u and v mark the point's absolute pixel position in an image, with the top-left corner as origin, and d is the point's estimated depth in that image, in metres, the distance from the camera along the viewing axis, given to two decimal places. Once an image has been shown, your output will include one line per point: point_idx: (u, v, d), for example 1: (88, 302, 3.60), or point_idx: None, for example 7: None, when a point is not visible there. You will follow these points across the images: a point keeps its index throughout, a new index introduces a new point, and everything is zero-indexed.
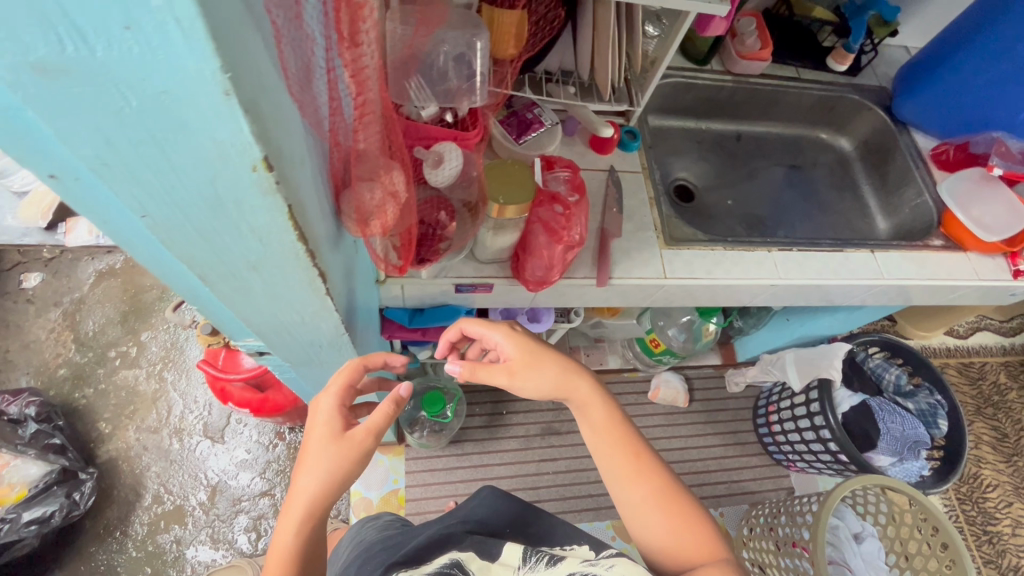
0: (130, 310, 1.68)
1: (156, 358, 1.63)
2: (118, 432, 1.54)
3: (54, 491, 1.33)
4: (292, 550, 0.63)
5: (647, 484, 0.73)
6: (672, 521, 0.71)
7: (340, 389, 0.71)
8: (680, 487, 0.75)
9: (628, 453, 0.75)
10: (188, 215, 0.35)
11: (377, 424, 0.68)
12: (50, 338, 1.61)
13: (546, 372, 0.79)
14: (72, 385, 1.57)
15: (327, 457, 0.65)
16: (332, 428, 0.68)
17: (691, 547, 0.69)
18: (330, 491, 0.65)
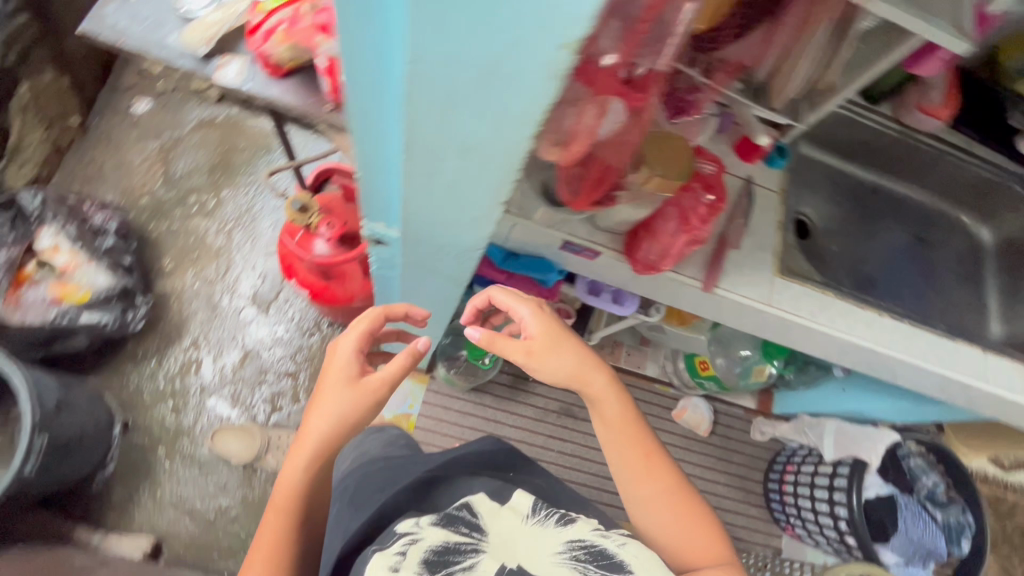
0: (220, 164, 1.72)
1: (229, 216, 1.68)
2: (178, 272, 1.61)
3: (113, 303, 1.40)
4: (299, 482, 0.75)
5: (655, 484, 0.81)
6: (677, 521, 0.79)
7: (358, 337, 0.81)
8: (688, 490, 0.82)
9: (639, 451, 0.82)
10: (457, 69, 0.36)
11: (389, 375, 0.79)
12: (142, 166, 1.67)
13: (567, 363, 0.83)
14: (150, 216, 1.64)
15: (342, 403, 0.76)
16: (347, 372, 0.79)
17: (695, 547, 0.77)
18: (339, 430, 0.77)
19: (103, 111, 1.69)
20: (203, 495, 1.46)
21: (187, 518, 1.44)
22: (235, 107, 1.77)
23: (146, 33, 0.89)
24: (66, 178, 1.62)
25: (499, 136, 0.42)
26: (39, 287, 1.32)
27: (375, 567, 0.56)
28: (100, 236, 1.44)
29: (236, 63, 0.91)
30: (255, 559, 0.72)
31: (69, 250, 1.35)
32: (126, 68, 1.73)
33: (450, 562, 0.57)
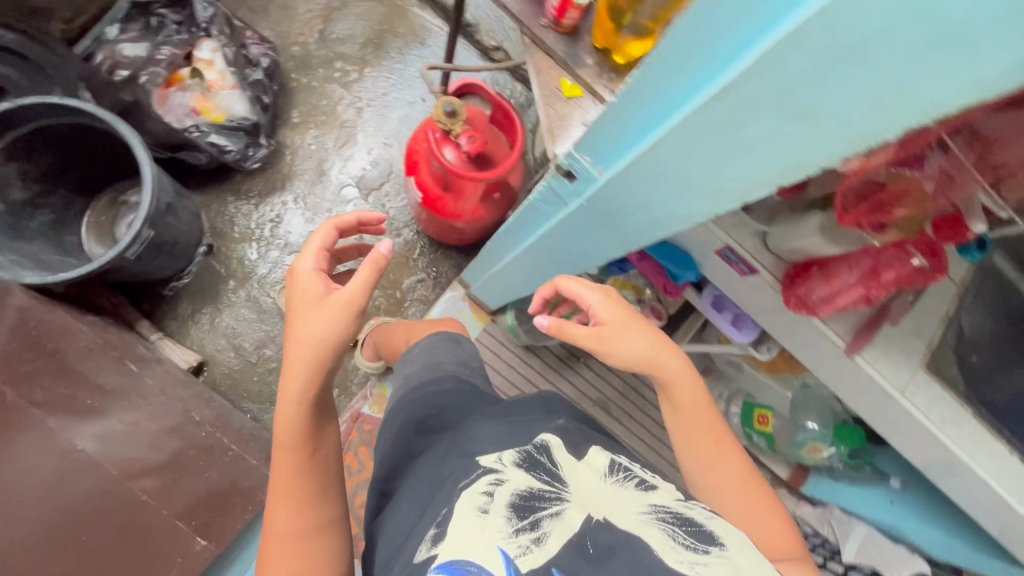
0: (374, 39, 1.71)
1: (365, 93, 1.68)
2: (301, 128, 1.64)
3: (239, 134, 1.42)
4: (299, 407, 0.68)
5: (735, 473, 0.76)
6: (761, 514, 0.74)
7: (315, 253, 0.74)
8: (762, 480, 0.77)
9: (710, 441, 0.77)
10: (825, 70, 0.29)
11: (362, 286, 0.69)
12: (305, 16, 1.67)
13: (637, 344, 0.75)
14: (295, 65, 1.66)
15: (316, 317, 0.68)
16: (314, 290, 0.70)
17: (782, 542, 0.72)
18: (323, 346, 0.67)
19: None
20: (254, 338, 1.53)
21: (233, 352, 1.52)
22: None
23: None
24: (236, 1, 1.64)
25: (833, 128, 0.31)
26: (183, 95, 1.38)
27: (465, 505, 0.56)
28: (251, 68, 1.46)
29: None
30: (277, 493, 0.68)
31: (220, 69, 1.41)
32: None
33: (536, 507, 0.55)
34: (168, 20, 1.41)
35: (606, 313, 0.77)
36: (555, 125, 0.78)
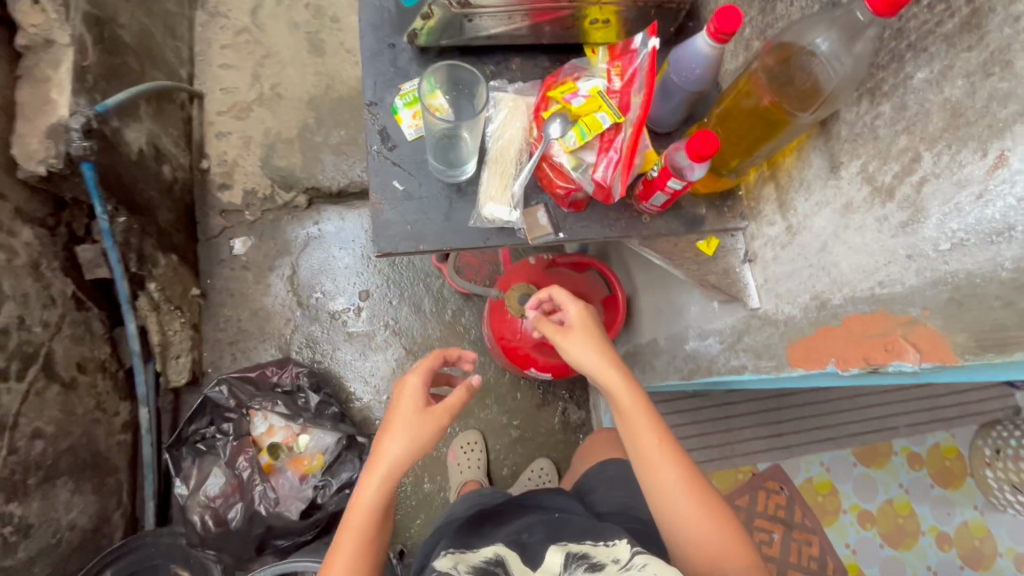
0: (347, 269, 1.60)
1: (382, 317, 1.58)
2: (365, 392, 1.53)
3: (347, 457, 1.31)
4: (374, 501, 0.74)
5: (652, 446, 0.72)
6: (671, 489, 0.71)
7: (426, 371, 0.84)
8: (703, 478, 0.72)
9: (645, 431, 0.73)
10: None
11: (451, 405, 0.80)
12: (278, 305, 1.56)
13: (588, 352, 0.78)
14: (310, 350, 1.55)
15: (412, 427, 0.76)
16: (416, 402, 0.80)
17: (673, 510, 0.70)
18: (408, 457, 0.76)
19: (211, 267, 1.56)
20: None
21: None
22: (330, 204, 1.62)
23: (436, 225, 0.67)
24: (215, 350, 1.52)
25: None
26: (284, 472, 1.28)
27: None
28: (300, 396, 1.37)
29: (538, 216, 0.69)
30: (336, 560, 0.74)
31: (283, 426, 1.31)
32: (207, 213, 1.56)
33: None
34: (209, 433, 1.30)
35: (581, 322, 0.81)
36: (722, 283, 0.74)
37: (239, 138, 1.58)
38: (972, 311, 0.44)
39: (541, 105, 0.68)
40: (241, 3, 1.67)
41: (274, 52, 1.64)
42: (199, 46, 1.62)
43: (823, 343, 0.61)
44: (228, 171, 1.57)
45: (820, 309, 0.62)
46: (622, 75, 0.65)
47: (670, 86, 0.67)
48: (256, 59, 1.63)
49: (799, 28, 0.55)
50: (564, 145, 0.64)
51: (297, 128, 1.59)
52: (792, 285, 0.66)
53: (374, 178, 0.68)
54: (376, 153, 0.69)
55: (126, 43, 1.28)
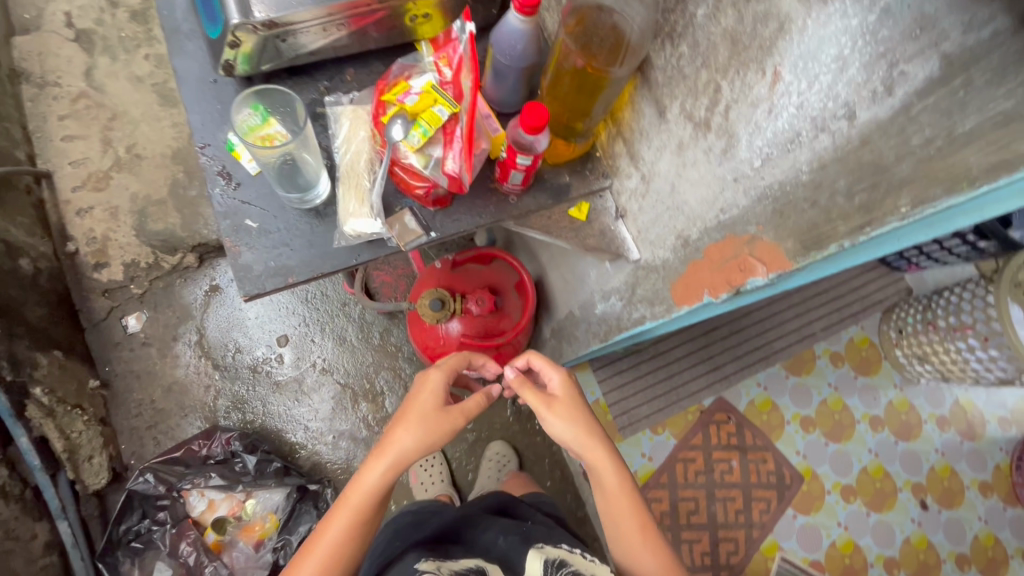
0: (258, 319, 1.52)
1: (307, 358, 1.52)
2: (307, 439, 1.47)
3: (302, 508, 1.26)
4: (373, 485, 0.74)
5: (633, 530, 0.76)
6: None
7: (448, 369, 0.84)
8: (681, 568, 0.76)
9: (628, 510, 0.77)
10: None
11: (469, 411, 0.80)
12: (193, 375, 1.47)
13: (572, 426, 0.77)
14: (240, 412, 1.47)
15: (428, 423, 0.75)
16: (434, 402, 0.79)
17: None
18: (418, 452, 0.75)
19: (107, 353, 1.44)
20: None
21: None
22: (223, 256, 1.53)
23: (303, 256, 0.65)
24: (134, 439, 1.41)
25: None
26: (236, 544, 1.22)
27: None
28: (237, 461, 1.28)
29: (405, 221, 0.67)
30: (330, 527, 0.74)
31: (224, 497, 1.23)
32: (87, 298, 1.44)
33: None
34: (144, 528, 1.20)
35: (561, 393, 0.80)
36: (602, 243, 0.77)
37: (104, 211, 1.46)
38: (792, 218, 0.47)
39: (378, 110, 0.67)
40: (72, 68, 1.55)
41: (121, 112, 1.53)
42: (33, 123, 1.49)
43: (695, 278, 0.64)
44: (99, 248, 1.44)
45: (685, 247, 0.65)
46: (449, 65, 0.65)
47: (499, 68, 0.67)
48: (102, 123, 1.51)
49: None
50: (409, 144, 0.63)
51: (167, 186, 1.50)
52: (660, 230, 0.69)
53: (224, 223, 0.65)
54: (219, 196, 0.66)
55: None
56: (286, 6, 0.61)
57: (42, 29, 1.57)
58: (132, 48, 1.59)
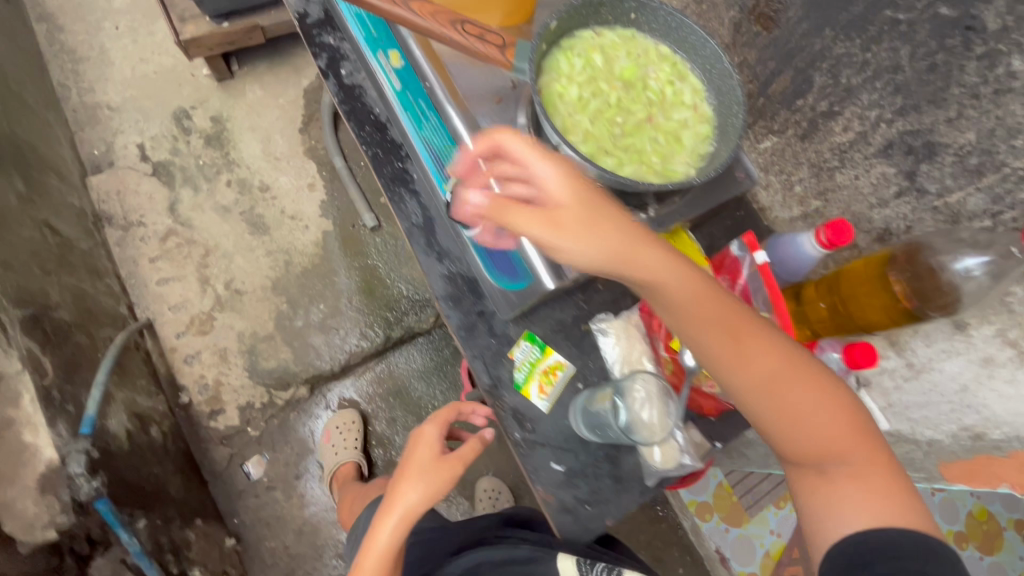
0: (378, 444, 1.48)
1: None
2: None
3: None
4: (388, 544, 0.78)
5: (794, 394, 0.54)
6: (803, 425, 0.54)
7: (441, 421, 0.88)
8: (827, 417, 0.54)
9: (740, 341, 0.54)
10: None
11: (466, 454, 0.84)
12: (322, 513, 1.41)
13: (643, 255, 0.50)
14: None
15: (428, 475, 0.80)
16: (432, 453, 0.83)
17: (834, 517, 0.52)
18: (426, 501, 0.80)
19: (233, 503, 1.38)
20: None
21: None
22: (335, 380, 1.49)
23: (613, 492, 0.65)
24: None
25: None
26: None
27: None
28: None
29: (692, 434, 0.68)
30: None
31: None
32: (206, 448, 1.38)
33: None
34: None
35: (560, 194, 0.47)
36: None
37: (211, 354, 1.41)
38: None
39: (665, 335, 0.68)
40: (154, 204, 1.49)
41: (214, 246, 1.48)
42: (125, 269, 1.42)
43: (990, 469, 0.65)
44: (213, 394, 1.39)
45: (975, 439, 0.66)
46: (735, 287, 0.66)
47: (781, 272, 0.69)
48: (197, 261, 1.46)
49: (927, 235, 0.60)
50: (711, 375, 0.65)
51: (273, 319, 1.45)
52: (929, 413, 0.71)
53: (533, 472, 0.65)
54: (519, 440, 0.66)
55: (67, 321, 1.08)
56: None
57: (117, 166, 1.51)
58: (213, 175, 1.54)
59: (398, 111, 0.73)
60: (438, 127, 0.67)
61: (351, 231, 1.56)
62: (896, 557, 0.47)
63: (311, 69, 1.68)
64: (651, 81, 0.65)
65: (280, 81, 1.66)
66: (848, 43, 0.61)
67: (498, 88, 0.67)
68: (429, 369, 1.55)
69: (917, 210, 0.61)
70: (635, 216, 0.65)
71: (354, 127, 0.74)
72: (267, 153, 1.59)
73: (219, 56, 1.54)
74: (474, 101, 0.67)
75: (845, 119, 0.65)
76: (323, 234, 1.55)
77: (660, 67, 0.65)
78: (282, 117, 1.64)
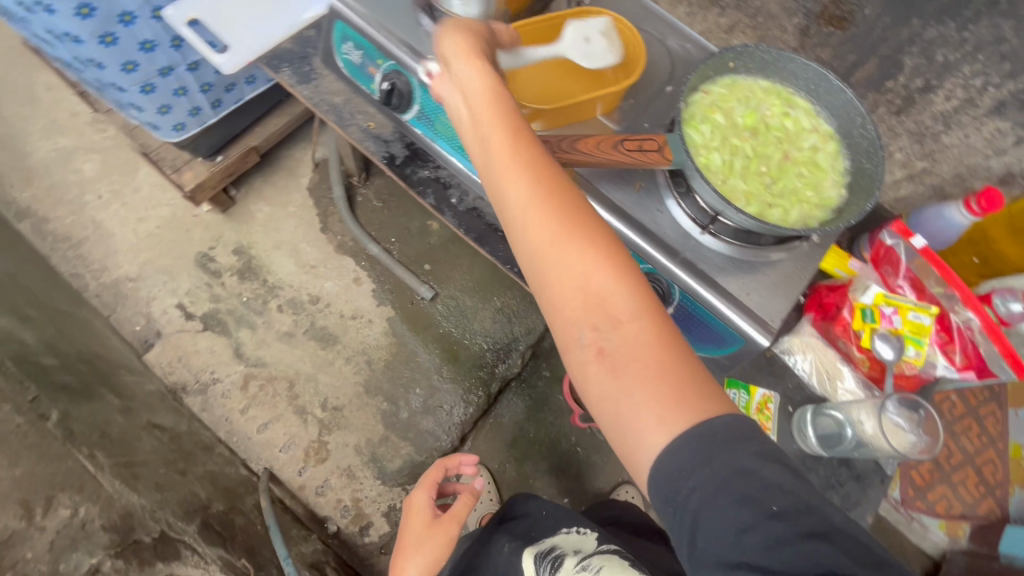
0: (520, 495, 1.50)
1: (578, 503, 1.51)
2: None
3: None
4: None
5: (571, 268, 0.49)
6: (616, 315, 0.48)
7: (428, 486, 1.06)
8: (655, 330, 0.48)
9: (535, 217, 0.50)
10: None
11: (457, 513, 1.00)
12: None
13: (489, 143, 0.52)
14: None
15: (425, 543, 0.96)
16: (425, 519, 1.01)
17: (619, 411, 0.47)
18: (427, 569, 0.95)
19: None
20: None
21: None
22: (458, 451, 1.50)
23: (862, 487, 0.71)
24: None
25: None
26: None
27: None
28: None
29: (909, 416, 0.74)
30: None
31: None
32: (369, 565, 1.38)
33: None
34: None
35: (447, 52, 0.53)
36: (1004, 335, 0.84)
37: (338, 475, 1.41)
38: None
39: (849, 339, 0.73)
40: (220, 356, 1.47)
41: (295, 374, 1.47)
42: (222, 429, 1.41)
43: None
44: (356, 513, 1.40)
45: None
46: (900, 275, 0.71)
47: (936, 245, 0.76)
48: (285, 393, 1.45)
49: None
50: (910, 359, 0.71)
51: (379, 420, 1.46)
52: None
53: None
54: None
55: (217, 510, 1.07)
56: (772, 300, 0.65)
57: (167, 334, 1.48)
58: (262, 306, 1.52)
59: None
60: None
61: (413, 309, 1.56)
62: (741, 483, 0.42)
63: (306, 167, 1.65)
64: (769, 119, 0.68)
65: (282, 189, 1.63)
66: (942, 27, 0.66)
67: (633, 175, 0.69)
68: (533, 407, 1.57)
69: None
70: (796, 245, 0.68)
71: (490, 250, 0.77)
72: (301, 265, 1.57)
73: (221, 189, 1.50)
74: (618, 196, 0.68)
75: (947, 90, 0.69)
76: (387, 321, 1.55)
77: (770, 102, 0.69)
78: (300, 224, 1.61)
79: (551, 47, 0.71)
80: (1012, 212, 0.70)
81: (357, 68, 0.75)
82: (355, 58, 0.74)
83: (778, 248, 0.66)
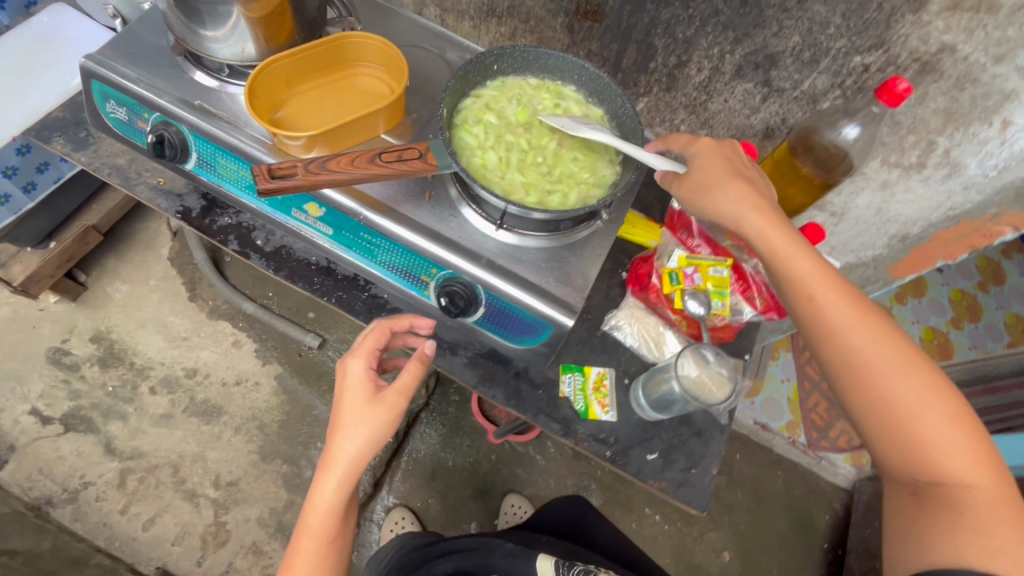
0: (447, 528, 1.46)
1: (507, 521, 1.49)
2: None
3: None
4: (335, 502, 0.63)
5: (899, 389, 0.55)
6: (929, 434, 0.54)
7: (370, 341, 0.66)
8: (969, 456, 0.53)
9: (874, 359, 0.57)
10: None
11: (409, 385, 0.64)
12: None
13: (811, 280, 0.59)
14: None
15: (366, 422, 0.62)
16: (365, 389, 0.64)
17: (925, 531, 0.53)
18: (375, 449, 0.64)
19: None
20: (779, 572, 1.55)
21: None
22: (372, 497, 1.45)
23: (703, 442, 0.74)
24: None
25: None
26: None
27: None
28: None
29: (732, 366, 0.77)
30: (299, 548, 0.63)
31: None
32: None
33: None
34: None
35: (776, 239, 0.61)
36: None
37: (245, 554, 1.31)
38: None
39: (664, 300, 0.76)
40: (89, 457, 1.33)
41: (179, 456, 1.36)
42: (101, 536, 1.28)
43: (927, 255, 0.83)
44: None
45: (904, 241, 0.83)
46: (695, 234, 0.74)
47: None
48: (171, 480, 1.34)
49: (811, 122, 0.72)
50: (719, 311, 0.74)
51: (281, 485, 1.38)
52: (864, 239, 0.86)
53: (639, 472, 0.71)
54: (614, 455, 0.72)
55: None
56: (575, 275, 0.67)
57: (21, 447, 1.32)
58: (131, 392, 1.40)
59: (336, 250, 0.74)
60: (391, 248, 0.68)
61: (301, 362, 1.50)
62: None
63: (163, 236, 1.57)
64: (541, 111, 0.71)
65: (138, 264, 1.53)
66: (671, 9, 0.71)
67: (421, 185, 0.68)
68: (446, 435, 1.54)
69: (784, 104, 0.74)
70: (595, 224, 0.70)
71: (304, 285, 0.74)
72: (171, 340, 1.47)
73: (63, 276, 1.38)
74: (408, 208, 0.66)
75: (696, 63, 0.75)
76: (276, 379, 1.47)
77: (540, 97, 0.72)
78: (163, 297, 1.51)
79: (321, 75, 0.72)
80: (776, 157, 0.77)
81: (125, 124, 0.72)
82: (120, 115, 0.71)
83: (576, 230, 0.68)
